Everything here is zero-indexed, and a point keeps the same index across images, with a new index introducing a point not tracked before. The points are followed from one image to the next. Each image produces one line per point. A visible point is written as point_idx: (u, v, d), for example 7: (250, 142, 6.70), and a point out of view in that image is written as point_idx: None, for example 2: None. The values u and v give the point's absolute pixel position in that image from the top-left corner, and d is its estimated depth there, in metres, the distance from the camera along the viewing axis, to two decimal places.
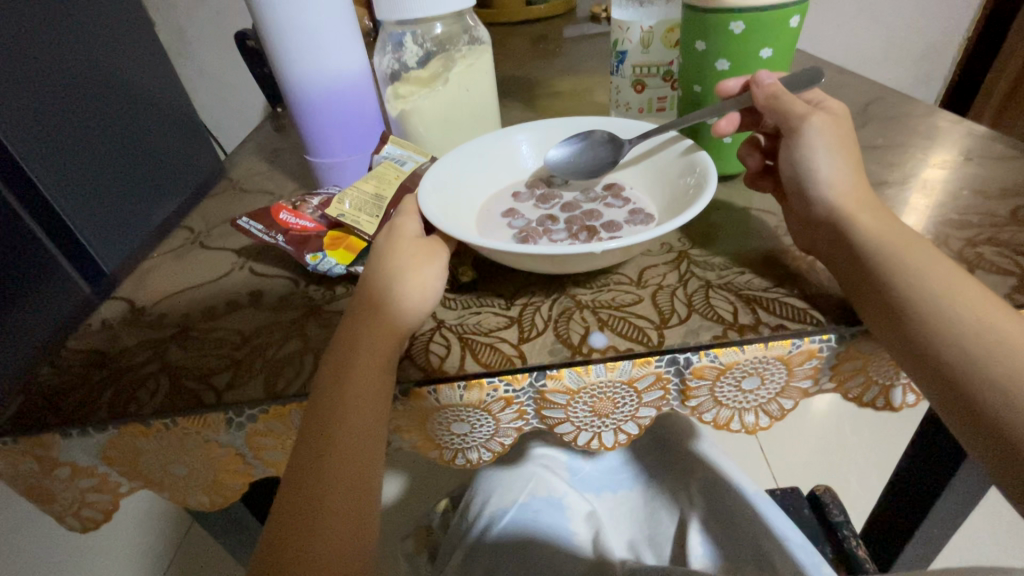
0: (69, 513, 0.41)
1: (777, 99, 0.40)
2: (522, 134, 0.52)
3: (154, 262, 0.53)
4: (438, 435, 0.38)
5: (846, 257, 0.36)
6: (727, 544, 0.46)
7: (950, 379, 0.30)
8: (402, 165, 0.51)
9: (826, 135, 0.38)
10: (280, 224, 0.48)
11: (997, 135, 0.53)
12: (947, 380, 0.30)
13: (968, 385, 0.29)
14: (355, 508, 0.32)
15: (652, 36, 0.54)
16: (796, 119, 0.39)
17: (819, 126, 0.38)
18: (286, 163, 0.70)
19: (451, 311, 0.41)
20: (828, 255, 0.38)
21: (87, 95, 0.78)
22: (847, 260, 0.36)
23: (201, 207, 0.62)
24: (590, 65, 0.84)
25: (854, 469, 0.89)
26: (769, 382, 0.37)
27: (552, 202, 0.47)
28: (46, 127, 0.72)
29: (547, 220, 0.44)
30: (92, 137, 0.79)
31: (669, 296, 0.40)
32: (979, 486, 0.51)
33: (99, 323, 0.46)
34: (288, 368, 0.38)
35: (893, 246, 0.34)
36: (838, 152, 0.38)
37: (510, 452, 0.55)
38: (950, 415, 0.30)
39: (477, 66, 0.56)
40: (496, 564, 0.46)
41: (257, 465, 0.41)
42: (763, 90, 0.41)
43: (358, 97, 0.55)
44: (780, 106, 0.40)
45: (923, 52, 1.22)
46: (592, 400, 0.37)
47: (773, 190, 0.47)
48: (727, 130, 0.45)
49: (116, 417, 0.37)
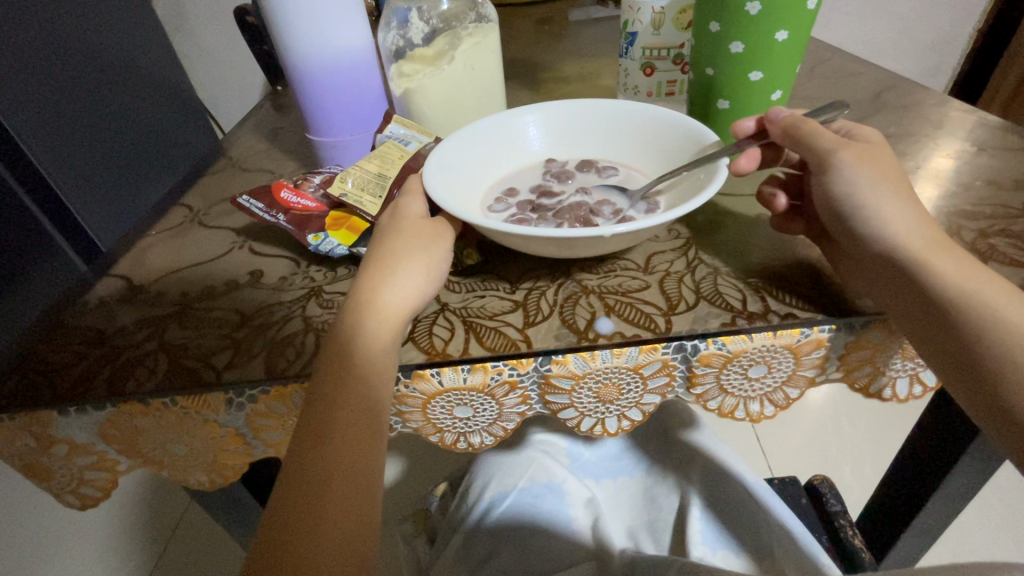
0: (67, 491, 0.41)
1: (794, 128, 0.38)
2: (530, 116, 0.50)
3: (152, 240, 0.52)
4: (439, 419, 0.38)
5: (881, 275, 0.34)
6: (723, 530, 0.46)
7: (979, 373, 0.30)
8: (405, 145, 0.50)
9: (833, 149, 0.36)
10: (282, 203, 0.47)
11: (1010, 126, 0.52)
12: (977, 377, 0.30)
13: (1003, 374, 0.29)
14: (359, 488, 0.32)
15: (663, 17, 0.53)
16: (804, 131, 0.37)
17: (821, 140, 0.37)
18: (286, 142, 0.68)
19: (455, 294, 0.40)
20: (863, 267, 0.35)
21: (83, 70, 0.76)
22: (883, 273, 0.34)
23: (199, 186, 0.61)
24: (597, 47, 0.82)
25: (850, 461, 0.89)
26: (775, 371, 0.36)
27: (567, 180, 0.47)
28: (40, 101, 0.70)
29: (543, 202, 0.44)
30: (87, 112, 0.77)
31: (677, 283, 0.39)
32: (975, 480, 0.51)
33: (96, 301, 0.45)
34: (289, 349, 0.38)
35: (929, 233, 0.33)
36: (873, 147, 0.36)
37: (509, 437, 0.55)
38: (975, 411, 0.30)
39: (483, 44, 0.55)
40: (494, 549, 0.46)
41: (257, 445, 0.40)
42: (778, 125, 0.39)
43: (362, 75, 0.54)
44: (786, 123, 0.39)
45: (934, 43, 1.20)
46: (597, 385, 0.36)
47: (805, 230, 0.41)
48: (746, 168, 0.43)
49: (114, 395, 0.36)
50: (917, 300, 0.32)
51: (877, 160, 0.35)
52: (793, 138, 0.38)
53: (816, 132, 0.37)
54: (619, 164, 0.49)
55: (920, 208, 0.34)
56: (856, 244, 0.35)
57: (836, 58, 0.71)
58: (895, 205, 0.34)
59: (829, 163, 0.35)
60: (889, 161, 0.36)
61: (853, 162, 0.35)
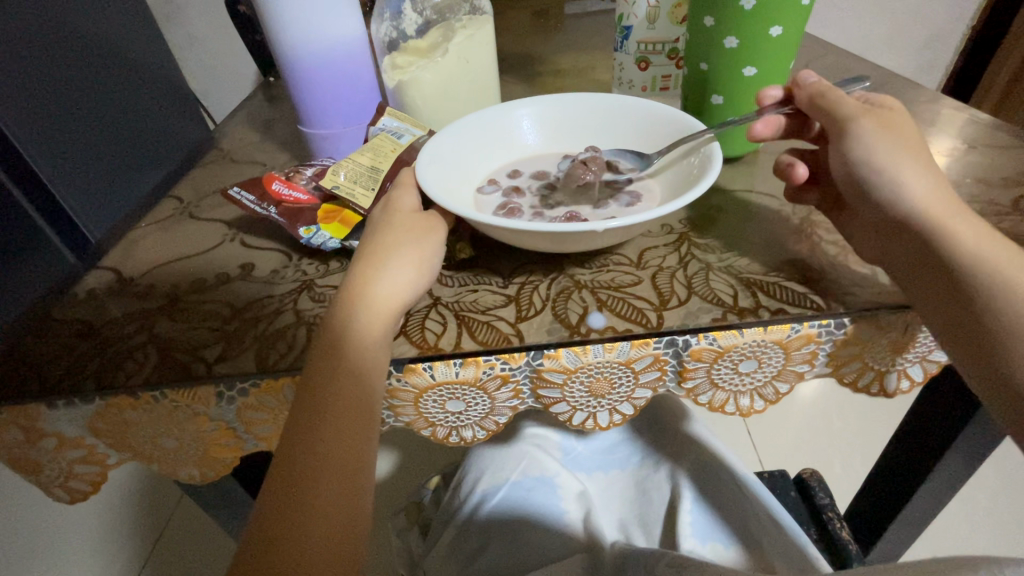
0: (56, 485, 0.40)
1: (823, 97, 0.39)
2: (524, 109, 0.50)
3: (142, 232, 0.52)
4: (431, 413, 0.38)
5: (895, 239, 0.35)
6: (712, 523, 0.47)
7: (980, 336, 0.31)
8: (398, 138, 0.50)
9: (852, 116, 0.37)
10: (273, 195, 0.47)
11: (1001, 124, 0.52)
12: (977, 339, 0.31)
13: (1008, 342, 0.30)
14: (350, 482, 0.31)
15: (658, 12, 0.53)
16: (826, 100, 0.39)
17: (841, 108, 0.38)
18: (278, 134, 0.68)
19: (448, 288, 0.40)
20: (878, 231, 0.37)
21: (71, 58, 0.75)
22: (897, 237, 0.35)
23: (190, 177, 0.60)
24: (593, 41, 0.82)
25: (839, 455, 0.90)
26: (766, 366, 0.37)
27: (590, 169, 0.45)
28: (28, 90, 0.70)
29: (530, 196, 0.45)
30: (76, 101, 0.75)
31: (669, 279, 0.39)
32: (960, 474, 0.52)
33: (85, 293, 0.45)
34: (280, 342, 0.38)
35: (938, 216, 0.34)
36: (895, 114, 0.37)
37: (502, 430, 0.55)
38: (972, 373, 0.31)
39: (476, 36, 0.55)
40: (485, 542, 0.47)
41: (248, 439, 0.40)
42: (806, 90, 0.40)
43: (354, 67, 0.54)
44: (812, 92, 0.39)
45: (927, 40, 1.19)
46: (589, 379, 0.36)
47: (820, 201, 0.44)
48: (763, 135, 0.43)
49: (103, 388, 0.36)
50: (928, 261, 0.34)
51: (899, 127, 0.36)
52: (819, 106, 0.39)
53: (837, 101, 0.38)
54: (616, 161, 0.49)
55: (932, 177, 0.35)
56: (871, 210, 0.37)
57: (830, 54, 0.71)
58: (913, 170, 0.35)
59: (849, 130, 0.37)
60: (909, 128, 0.36)
61: (869, 130, 0.36)
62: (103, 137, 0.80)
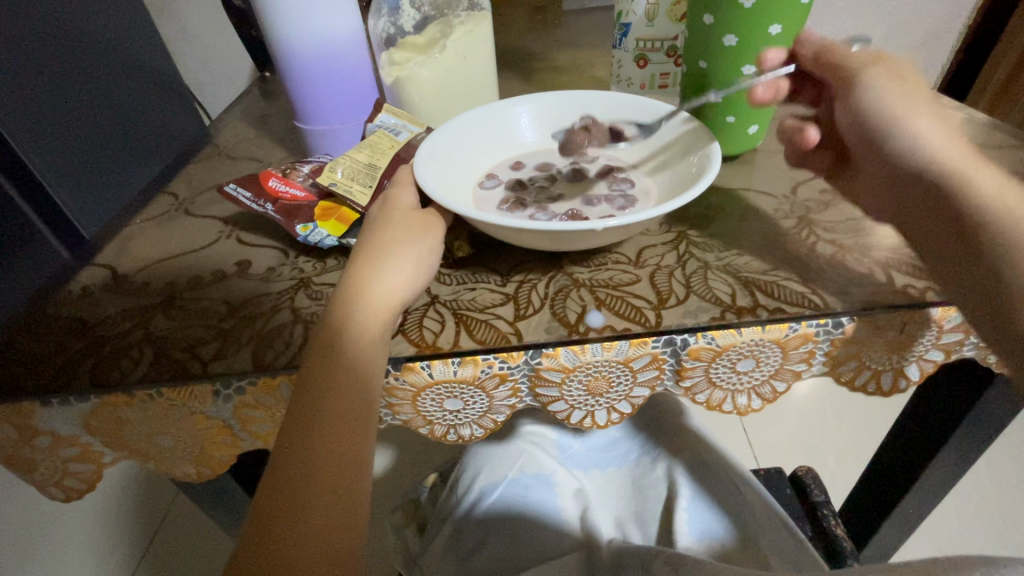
0: (50, 483, 0.39)
1: (829, 52, 0.44)
2: (523, 106, 0.50)
3: (137, 228, 0.51)
4: (428, 411, 0.38)
5: (901, 178, 0.40)
6: (708, 519, 0.47)
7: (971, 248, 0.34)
8: (396, 135, 0.50)
9: (865, 72, 0.42)
10: (269, 191, 0.46)
11: (997, 124, 0.52)
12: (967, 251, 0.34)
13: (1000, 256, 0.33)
14: (347, 480, 0.31)
15: (657, 9, 0.52)
16: (839, 54, 0.44)
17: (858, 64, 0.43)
18: (275, 130, 0.67)
19: (446, 287, 0.40)
20: (886, 173, 0.42)
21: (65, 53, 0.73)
22: (903, 176, 0.40)
23: (185, 174, 0.60)
24: (590, 38, 0.81)
25: (833, 451, 0.91)
26: (763, 365, 0.37)
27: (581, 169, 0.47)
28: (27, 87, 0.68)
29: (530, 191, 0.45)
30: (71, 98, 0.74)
31: (667, 277, 0.39)
32: (954, 471, 0.52)
33: (80, 290, 0.44)
34: (277, 339, 0.37)
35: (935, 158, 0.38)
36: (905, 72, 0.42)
37: (500, 428, 0.55)
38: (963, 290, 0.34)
39: (475, 33, 0.54)
40: (483, 539, 0.47)
41: (244, 438, 0.40)
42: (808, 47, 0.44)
43: (351, 63, 0.53)
44: (824, 50, 0.44)
45: (924, 39, 1.18)
46: (587, 378, 0.36)
47: (828, 165, 0.48)
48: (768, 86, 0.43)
49: (98, 387, 0.36)
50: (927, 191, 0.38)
51: (907, 80, 0.41)
52: (827, 60, 0.44)
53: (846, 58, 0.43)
54: (616, 158, 0.48)
55: (936, 122, 0.40)
56: (880, 153, 0.42)
57: None
58: (919, 115, 0.40)
59: (857, 81, 0.42)
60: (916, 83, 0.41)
61: (878, 79, 0.41)
62: (98, 135, 0.78)
